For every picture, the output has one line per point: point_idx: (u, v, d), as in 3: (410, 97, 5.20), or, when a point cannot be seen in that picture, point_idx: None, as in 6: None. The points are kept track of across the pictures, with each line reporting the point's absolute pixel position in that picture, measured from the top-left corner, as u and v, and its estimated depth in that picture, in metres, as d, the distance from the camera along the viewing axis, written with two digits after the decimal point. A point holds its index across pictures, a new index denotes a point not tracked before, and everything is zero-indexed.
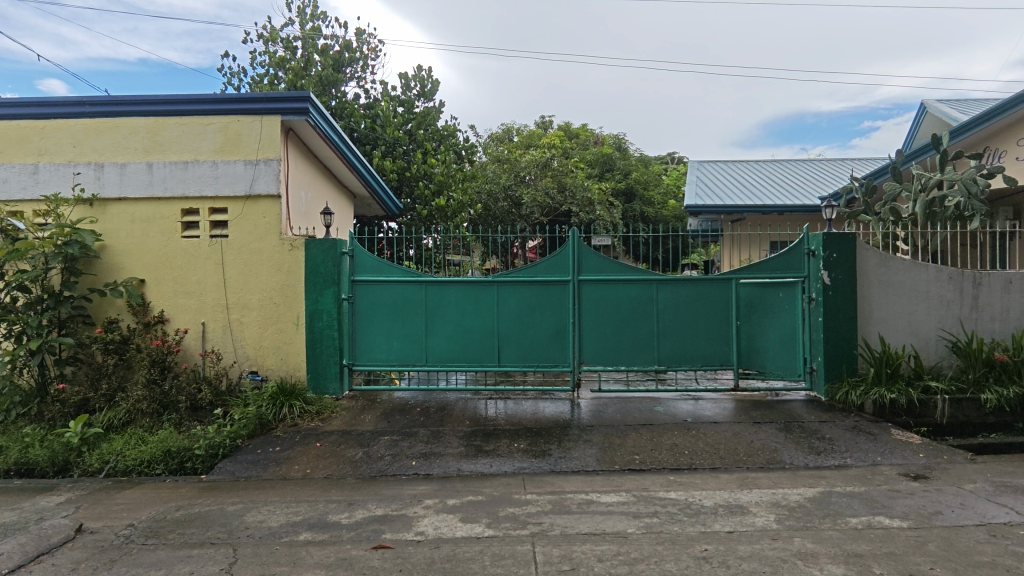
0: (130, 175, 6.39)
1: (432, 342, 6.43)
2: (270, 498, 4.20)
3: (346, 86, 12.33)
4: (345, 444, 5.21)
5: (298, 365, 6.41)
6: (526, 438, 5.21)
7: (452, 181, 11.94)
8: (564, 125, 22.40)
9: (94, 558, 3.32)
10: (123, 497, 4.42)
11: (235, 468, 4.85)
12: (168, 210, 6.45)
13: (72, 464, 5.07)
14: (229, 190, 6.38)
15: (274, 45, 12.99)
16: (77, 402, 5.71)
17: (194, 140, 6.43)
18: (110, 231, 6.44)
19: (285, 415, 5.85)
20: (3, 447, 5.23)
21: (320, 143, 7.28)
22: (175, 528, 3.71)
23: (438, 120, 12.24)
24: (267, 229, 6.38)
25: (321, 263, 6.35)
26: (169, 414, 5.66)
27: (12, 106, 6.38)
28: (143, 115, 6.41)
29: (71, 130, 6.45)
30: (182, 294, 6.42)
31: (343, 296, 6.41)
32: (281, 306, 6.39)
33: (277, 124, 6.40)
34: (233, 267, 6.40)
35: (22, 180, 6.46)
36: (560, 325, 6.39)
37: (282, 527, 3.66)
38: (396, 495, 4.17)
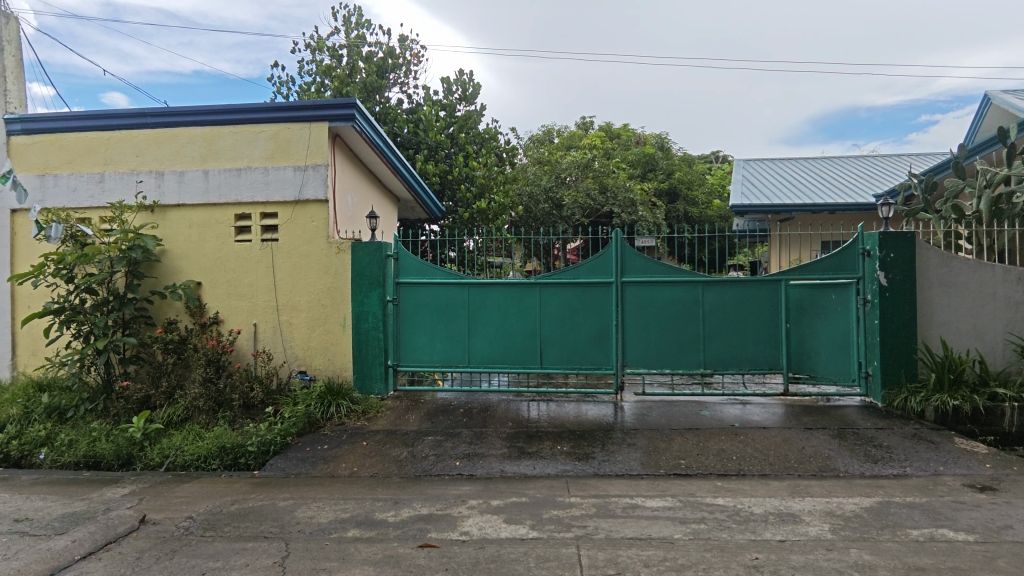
0: (188, 182, 6.69)
1: (475, 343, 6.48)
2: (320, 495, 4.32)
3: (389, 92, 12.58)
4: (390, 444, 5.30)
5: (345, 365, 6.55)
6: (569, 440, 5.19)
7: (494, 183, 12.02)
8: (605, 126, 22.22)
9: (157, 548, 3.48)
10: (182, 490, 4.61)
11: (286, 465, 5.01)
12: (222, 215, 6.72)
13: (135, 458, 5.33)
14: (279, 195, 6.59)
15: (321, 54, 13.37)
16: (139, 399, 5.99)
17: (247, 147, 6.68)
18: (169, 236, 6.75)
19: (332, 414, 5.99)
20: (72, 441, 5.55)
21: (365, 149, 7.44)
22: (231, 521, 3.86)
23: (479, 123, 12.35)
24: (315, 233, 6.56)
25: (367, 265, 6.49)
26: (224, 412, 5.89)
27: (82, 119, 6.78)
28: (199, 124, 6.70)
29: (134, 140, 6.80)
30: (236, 296, 6.67)
31: (388, 298, 6.53)
32: (328, 307, 6.55)
33: (324, 131, 6.58)
34: (283, 269, 6.61)
35: (89, 189, 6.84)
36: (603, 327, 6.33)
37: (331, 523, 3.76)
38: (441, 494, 4.22)
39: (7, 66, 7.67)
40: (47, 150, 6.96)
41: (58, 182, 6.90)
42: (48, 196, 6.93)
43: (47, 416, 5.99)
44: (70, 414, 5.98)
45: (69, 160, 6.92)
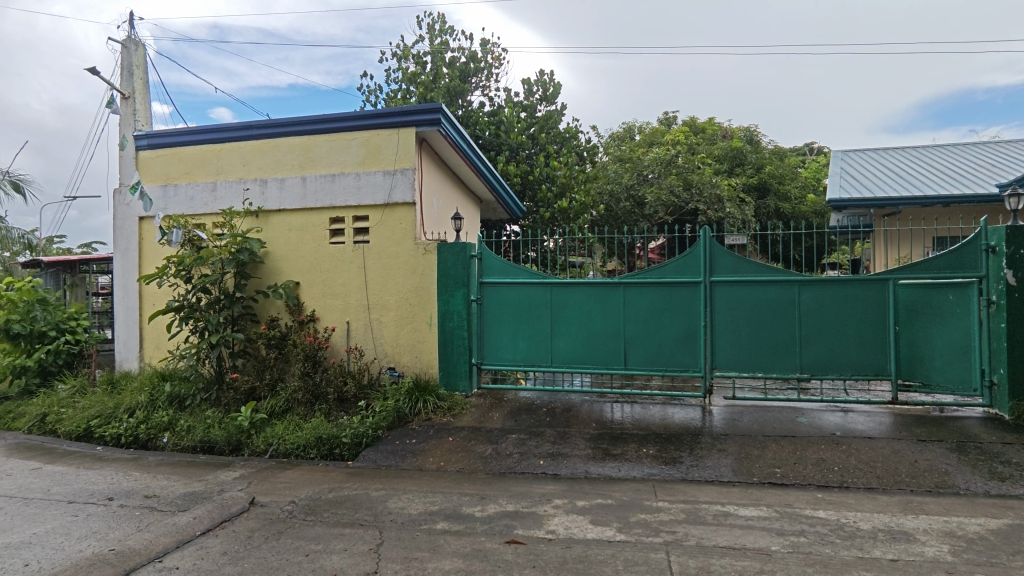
0: (288, 189, 7.14)
1: (558, 343, 6.48)
2: (409, 487, 4.48)
3: (471, 96, 12.84)
4: (474, 440, 5.41)
5: (431, 363, 6.75)
6: (655, 444, 5.07)
7: (574, 182, 12.00)
8: (689, 120, 21.52)
9: (265, 529, 3.75)
10: (284, 476, 4.94)
11: (377, 457, 5.25)
12: (318, 219, 7.12)
13: (243, 444, 5.78)
14: (370, 199, 6.90)
15: (407, 62, 13.87)
16: (246, 390, 6.47)
17: (341, 154, 7.04)
18: (272, 239, 7.25)
19: (420, 409, 6.20)
20: (190, 426, 6.09)
21: (450, 152, 7.64)
22: (329, 508, 4.09)
23: (560, 122, 12.37)
24: (403, 234, 6.82)
25: (453, 266, 6.65)
26: (320, 404, 6.24)
27: (198, 134, 7.43)
28: (299, 134, 7.14)
29: (242, 151, 7.35)
30: (331, 296, 7.05)
31: (472, 298, 6.65)
32: (415, 307, 6.78)
33: (412, 136, 6.82)
34: (374, 270, 6.91)
35: (203, 197, 7.47)
36: (690, 328, 6.14)
37: (421, 515, 3.89)
38: (526, 492, 4.25)
39: (136, 88, 8.54)
40: (168, 163, 7.68)
41: (177, 191, 7.60)
42: (169, 204, 7.64)
43: (169, 404, 6.60)
44: (188, 402, 6.56)
45: (187, 171, 7.60)
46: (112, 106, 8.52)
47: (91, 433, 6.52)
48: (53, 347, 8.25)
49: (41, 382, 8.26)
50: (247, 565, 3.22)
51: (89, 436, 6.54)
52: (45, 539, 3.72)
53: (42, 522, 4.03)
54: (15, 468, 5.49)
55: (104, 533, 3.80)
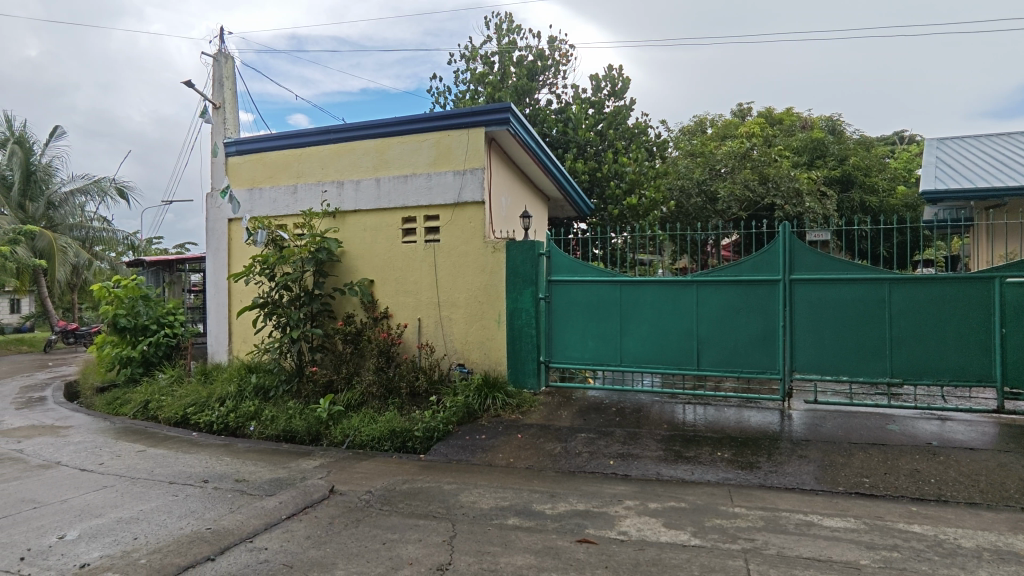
0: (363, 190, 7.41)
1: (628, 343, 6.38)
2: (480, 482, 4.55)
3: (539, 94, 12.86)
4: (543, 438, 5.42)
5: (500, 360, 6.80)
6: (730, 447, 4.90)
7: (644, 178, 11.79)
8: (765, 111, 20.63)
9: (345, 516, 3.92)
10: (361, 467, 5.14)
11: (448, 451, 5.37)
12: (391, 219, 7.35)
13: (322, 435, 6.06)
14: (440, 199, 7.04)
15: (475, 63, 14.06)
16: (324, 383, 6.77)
17: (413, 156, 7.23)
18: (348, 239, 7.55)
19: (489, 405, 6.27)
20: (274, 416, 6.45)
21: (519, 151, 7.68)
22: (404, 499, 4.22)
23: (629, 118, 12.18)
24: (473, 233, 6.92)
25: (521, 264, 6.69)
26: (393, 398, 6.45)
27: (280, 140, 7.84)
28: (373, 137, 7.39)
29: (320, 154, 7.70)
30: (403, 293, 7.26)
31: (541, 296, 6.66)
32: (484, 304, 6.86)
33: (481, 136, 6.91)
34: (444, 268, 7.05)
35: (285, 200, 7.88)
36: (767, 328, 5.89)
37: (493, 510, 3.94)
38: (596, 492, 4.22)
39: (226, 98, 9.13)
40: (254, 168, 8.15)
41: (262, 194, 8.05)
42: (255, 206, 8.11)
43: (255, 394, 7.01)
44: (272, 393, 6.93)
45: (270, 175, 8.04)
46: (206, 116, 9.14)
47: (187, 419, 7.03)
48: (154, 340, 8.95)
49: (144, 371, 9.00)
50: (328, 550, 3.38)
51: (185, 422, 7.07)
52: (151, 516, 4.05)
53: (148, 500, 4.39)
54: (123, 450, 6.01)
55: (201, 512, 4.10)
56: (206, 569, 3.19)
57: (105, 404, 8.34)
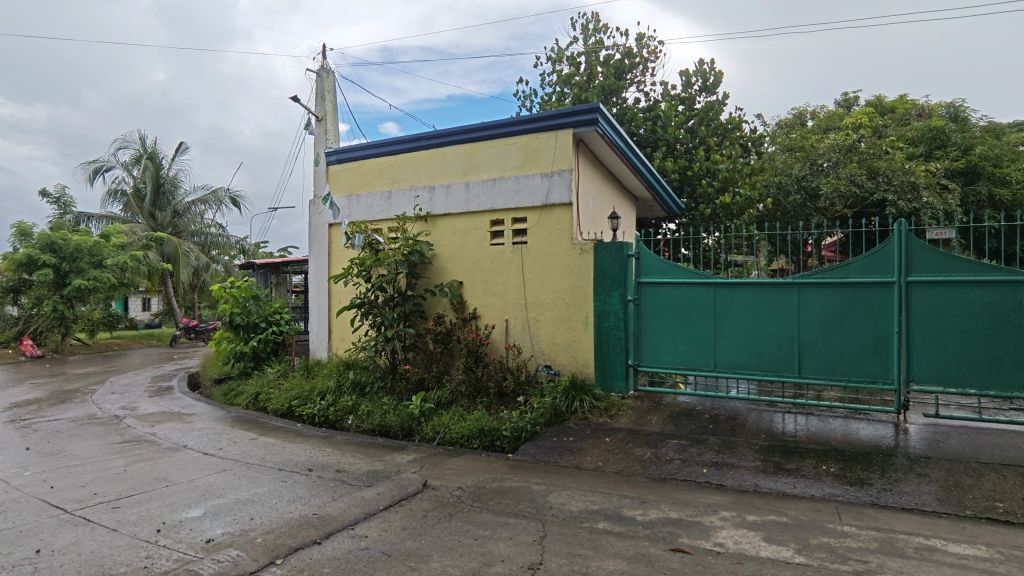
0: (453, 195, 7.63)
1: (721, 347, 6.13)
2: (569, 484, 4.55)
3: (626, 92, 12.67)
4: (633, 443, 5.33)
5: (588, 362, 6.75)
6: (837, 461, 4.58)
7: (739, 175, 11.29)
8: (874, 100, 19.12)
9: (438, 510, 4.05)
10: (452, 463, 5.29)
11: (536, 452, 5.40)
12: (480, 222, 7.50)
13: (414, 431, 6.29)
14: (528, 201, 7.11)
15: (561, 65, 14.08)
16: (416, 380, 7.02)
17: (501, 159, 7.35)
18: (439, 242, 7.79)
19: (577, 407, 6.24)
20: (370, 411, 6.78)
21: (607, 151, 7.60)
22: (494, 496, 4.30)
23: (721, 113, 11.75)
24: (560, 235, 6.93)
25: (609, 265, 6.61)
26: (482, 397, 6.57)
27: (377, 147, 8.24)
28: (463, 143, 7.59)
29: (413, 161, 8.01)
30: (492, 295, 7.39)
31: (629, 298, 6.54)
32: (572, 306, 6.84)
33: (569, 137, 6.91)
34: (532, 269, 7.11)
35: (381, 205, 8.27)
36: (879, 334, 5.46)
37: (582, 512, 3.92)
38: (689, 500, 4.09)
39: (327, 111, 9.72)
40: (352, 176, 8.61)
41: (359, 200, 8.48)
42: (352, 212, 8.55)
43: (353, 389, 7.39)
44: (368, 389, 7.29)
45: (367, 182, 8.46)
46: (309, 128, 9.80)
47: (292, 411, 7.56)
48: (263, 336, 9.68)
49: (255, 365, 9.75)
50: (423, 542, 3.50)
51: (291, 414, 7.59)
52: (263, 499, 4.39)
53: (261, 484, 4.76)
54: (238, 437, 6.55)
55: (307, 499, 4.39)
56: (313, 552, 3.41)
57: (222, 394, 9.12)
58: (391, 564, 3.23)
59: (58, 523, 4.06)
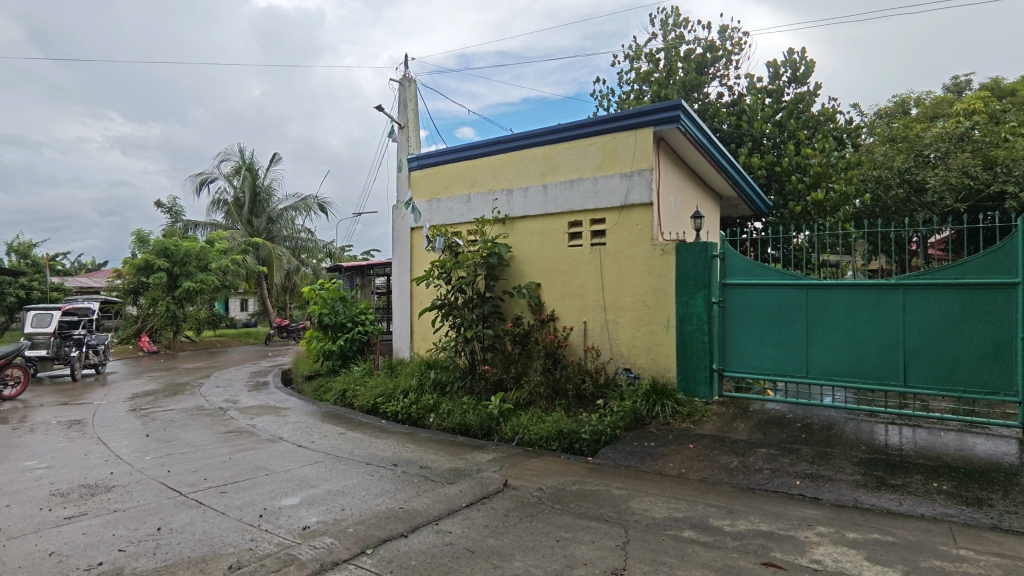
0: (532, 197, 7.67)
1: (814, 352, 5.79)
2: (651, 490, 4.45)
3: (709, 87, 12.27)
4: (718, 450, 5.14)
5: (669, 366, 6.58)
6: (951, 478, 4.20)
7: (833, 170, 10.61)
8: (990, 83, 17.38)
9: (519, 510, 4.09)
10: (532, 464, 5.33)
11: (616, 456, 5.34)
12: (558, 223, 7.50)
13: (493, 431, 6.38)
14: (607, 202, 7.03)
15: (640, 62, 13.83)
16: (495, 381, 7.11)
17: (580, 160, 7.32)
18: (517, 244, 7.85)
19: (658, 412, 6.10)
20: (451, 409, 6.95)
21: (689, 149, 7.38)
22: (574, 499, 4.29)
23: (813, 104, 11.12)
24: (640, 236, 6.80)
25: (692, 266, 6.40)
26: (560, 400, 6.55)
27: (456, 152, 8.45)
28: (541, 145, 7.62)
29: (492, 164, 8.14)
30: (570, 296, 7.36)
31: (714, 300, 6.32)
32: (653, 308, 6.69)
33: (649, 136, 6.77)
34: (611, 271, 7.02)
35: (460, 208, 8.45)
36: (999, 340, 4.96)
37: (666, 520, 3.83)
38: (781, 513, 3.89)
39: (409, 118, 10.08)
40: (433, 180, 8.86)
41: (440, 204, 8.71)
42: (433, 216, 8.80)
43: (434, 388, 7.59)
44: (448, 388, 7.47)
45: (447, 186, 8.69)
46: (393, 136, 10.19)
47: (376, 408, 7.88)
48: (350, 336, 10.16)
49: (342, 363, 10.24)
50: (505, 541, 3.54)
51: (375, 410, 7.92)
52: (353, 492, 4.60)
53: (351, 477, 5.00)
54: (329, 431, 6.91)
55: (393, 493, 4.56)
56: (401, 544, 3.53)
57: (313, 390, 9.64)
58: (475, 560, 3.29)
59: (175, 504, 4.45)
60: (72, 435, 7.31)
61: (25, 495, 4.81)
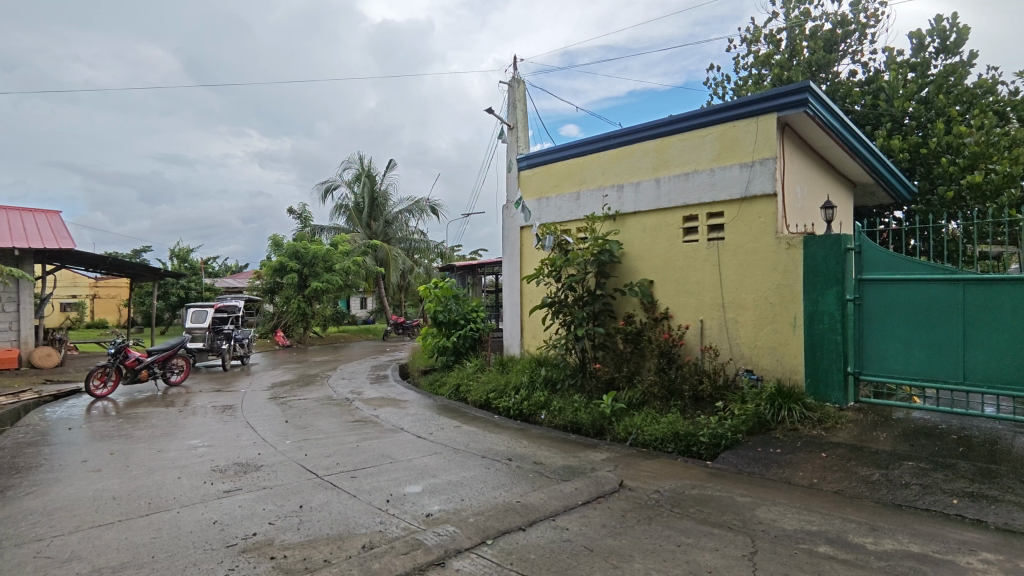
0: (643, 192, 7.49)
1: (972, 357, 5.12)
2: (779, 500, 4.18)
3: (839, 66, 11.30)
4: (856, 460, 4.71)
5: (796, 368, 6.14)
6: None
7: (996, 148, 9.04)
8: None
9: (636, 512, 4.02)
10: (648, 465, 5.22)
11: (738, 461, 5.08)
12: (672, 219, 7.26)
13: (606, 430, 6.32)
14: (726, 194, 6.69)
15: (758, 44, 13.03)
16: (607, 380, 7.03)
17: (695, 152, 7.04)
18: (628, 240, 7.70)
19: (784, 417, 5.70)
20: (562, 407, 6.97)
21: (818, 134, 6.84)
22: (694, 504, 4.13)
23: (968, 76, 9.87)
24: (763, 229, 6.40)
25: (823, 261, 5.92)
26: (676, 401, 6.34)
27: (565, 150, 8.47)
28: (653, 138, 7.44)
29: (601, 160, 8.06)
30: (684, 294, 7.11)
31: (848, 297, 5.80)
32: (777, 306, 6.28)
33: (772, 122, 6.36)
34: (730, 268, 6.67)
35: (569, 206, 8.45)
36: None
37: (798, 532, 3.58)
38: (936, 534, 3.49)
39: (518, 119, 10.25)
40: (542, 180, 8.95)
41: (549, 202, 8.76)
42: (543, 214, 8.86)
43: (545, 385, 7.66)
44: (559, 385, 7.51)
45: (556, 185, 8.72)
46: (503, 137, 10.41)
47: (489, 403, 8.10)
48: (463, 333, 10.52)
49: (455, 359, 10.64)
50: (624, 542, 3.50)
51: (488, 405, 8.14)
52: (471, 483, 4.77)
53: (468, 469, 5.18)
54: (445, 424, 7.21)
55: (510, 487, 4.66)
56: (520, 537, 3.60)
57: (429, 384, 10.11)
58: (594, 559, 3.28)
59: (313, 485, 4.87)
60: (225, 418, 8.24)
61: (191, 469, 5.49)
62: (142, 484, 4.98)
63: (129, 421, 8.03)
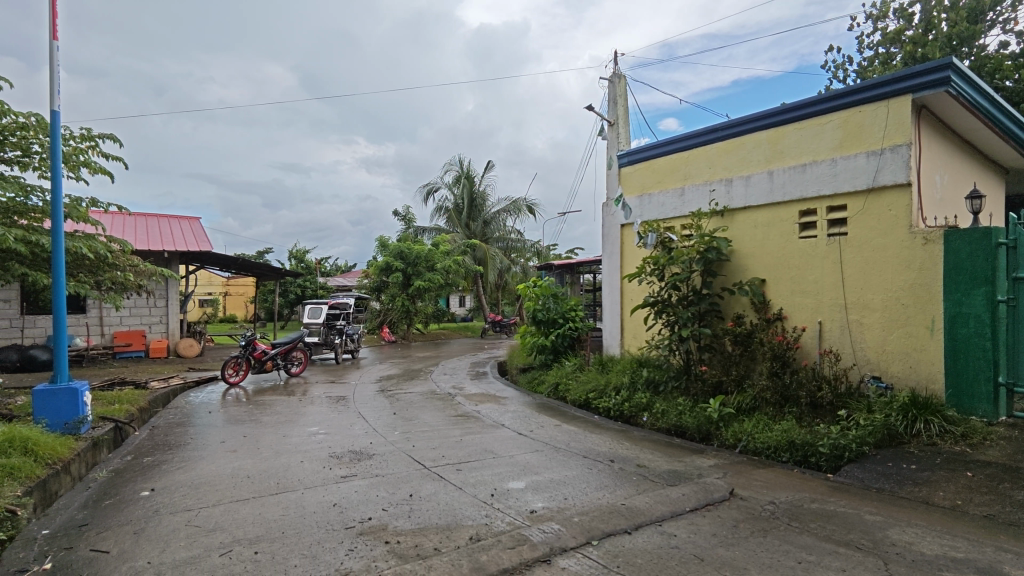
0: (754, 185, 7.09)
1: None
2: (915, 521, 3.79)
3: (986, 38, 10.07)
4: (1009, 482, 4.17)
5: (934, 376, 5.54)
6: None
7: None
8: None
9: (750, 522, 3.81)
10: (759, 473, 4.94)
11: (865, 476, 4.68)
12: (787, 213, 6.81)
13: (713, 435, 6.06)
14: (850, 185, 6.18)
15: (886, 20, 11.90)
16: (714, 383, 6.71)
17: (814, 141, 6.56)
18: (738, 238, 7.33)
19: (920, 430, 5.16)
20: (665, 410, 6.77)
21: (962, 116, 6.12)
22: (815, 519, 3.85)
23: None
24: (893, 223, 5.83)
25: (967, 258, 5.28)
26: (791, 408, 5.93)
27: (670, 144, 8.19)
28: (766, 128, 7.02)
29: (708, 153, 7.72)
30: (800, 294, 6.66)
31: (1000, 298, 5.15)
32: (910, 308, 5.70)
33: (906, 104, 5.76)
34: (854, 265, 6.16)
35: (673, 203, 8.18)
36: None
37: (939, 558, 3.23)
38: None
39: (619, 115, 10.09)
40: (644, 176, 8.72)
41: (651, 199, 8.54)
42: (645, 211, 8.65)
43: (647, 387, 7.48)
44: (662, 387, 7.31)
45: (660, 180, 8.47)
46: (603, 134, 10.28)
47: (589, 403, 8.04)
48: (561, 332, 10.50)
49: (554, 358, 10.65)
50: (737, 553, 3.34)
51: (587, 405, 8.09)
52: (574, 482, 4.76)
53: (570, 468, 5.17)
54: (545, 422, 7.25)
55: (613, 488, 4.60)
56: (626, 540, 3.54)
57: (528, 382, 10.22)
58: (705, 569, 3.15)
59: (421, 475, 5.08)
60: (340, 408, 8.82)
61: (313, 454, 5.93)
62: (271, 465, 5.46)
63: (257, 407, 8.83)
